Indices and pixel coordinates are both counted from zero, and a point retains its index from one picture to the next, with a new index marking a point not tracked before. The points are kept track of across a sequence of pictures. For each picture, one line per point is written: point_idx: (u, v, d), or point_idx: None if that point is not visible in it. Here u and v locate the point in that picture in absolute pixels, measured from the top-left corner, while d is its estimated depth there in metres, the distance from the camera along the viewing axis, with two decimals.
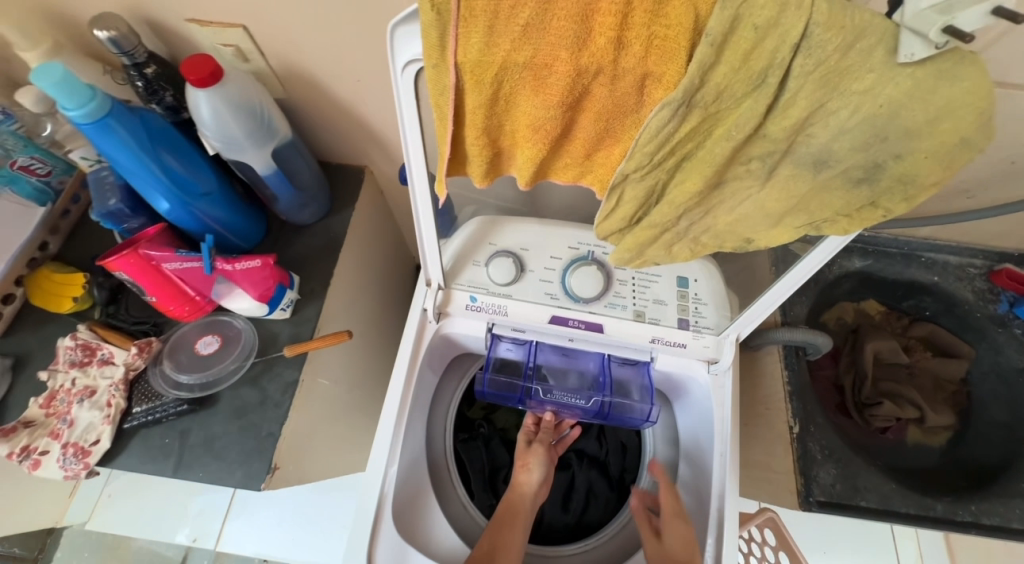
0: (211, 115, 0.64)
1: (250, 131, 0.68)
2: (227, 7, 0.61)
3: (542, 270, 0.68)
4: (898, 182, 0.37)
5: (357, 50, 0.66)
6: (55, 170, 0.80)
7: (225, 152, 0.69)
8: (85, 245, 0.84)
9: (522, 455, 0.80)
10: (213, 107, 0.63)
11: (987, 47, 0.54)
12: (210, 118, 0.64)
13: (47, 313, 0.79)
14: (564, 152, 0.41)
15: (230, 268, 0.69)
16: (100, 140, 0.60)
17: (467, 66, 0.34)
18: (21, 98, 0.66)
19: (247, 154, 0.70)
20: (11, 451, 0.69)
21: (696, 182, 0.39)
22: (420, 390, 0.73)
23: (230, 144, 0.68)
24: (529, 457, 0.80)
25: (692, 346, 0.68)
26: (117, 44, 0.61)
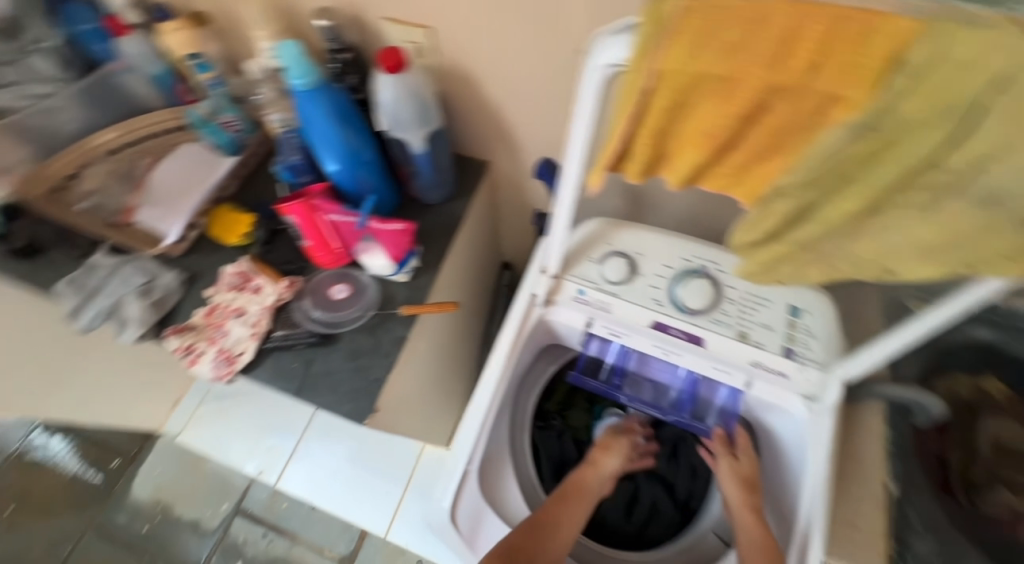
0: (389, 97, 0.75)
1: (415, 115, 0.78)
2: (424, 10, 0.73)
3: (653, 276, 0.72)
4: None
5: (520, 57, 0.74)
6: (245, 128, 0.97)
7: (389, 130, 0.80)
8: (253, 193, 0.99)
9: (603, 446, 0.82)
10: (393, 91, 0.74)
11: None
12: (388, 99, 0.75)
13: (217, 243, 0.94)
14: (724, 161, 0.46)
15: (378, 227, 0.79)
16: (309, 107, 0.74)
17: (665, 74, 0.40)
18: (250, 67, 0.82)
19: (407, 134, 0.80)
20: (179, 347, 0.83)
21: (854, 204, 0.42)
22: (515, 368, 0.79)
23: (396, 124, 0.79)
24: (609, 450, 0.82)
25: (795, 377, 0.68)
26: (331, 32, 0.75)
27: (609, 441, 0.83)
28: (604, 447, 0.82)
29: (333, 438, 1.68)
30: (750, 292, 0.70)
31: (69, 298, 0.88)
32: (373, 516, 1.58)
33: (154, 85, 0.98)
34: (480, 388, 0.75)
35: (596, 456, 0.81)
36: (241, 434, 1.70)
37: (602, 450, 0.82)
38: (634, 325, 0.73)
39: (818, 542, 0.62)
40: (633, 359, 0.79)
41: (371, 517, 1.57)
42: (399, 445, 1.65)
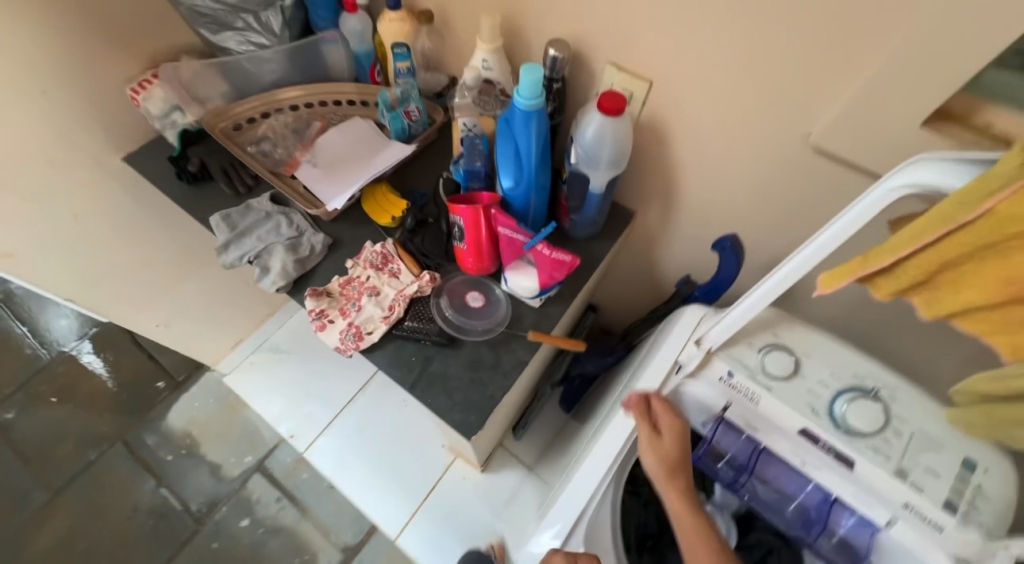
0: (593, 135, 0.77)
1: (608, 159, 0.79)
2: (654, 65, 0.74)
3: (815, 382, 0.69)
4: None
5: (730, 130, 0.75)
6: (420, 120, 1.01)
7: (576, 164, 0.82)
8: (406, 179, 1.02)
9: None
10: (600, 130, 0.76)
11: None
12: (591, 136, 0.77)
13: (363, 217, 0.96)
14: (1002, 309, 0.44)
15: (546, 253, 0.78)
16: (520, 127, 0.74)
17: (998, 214, 0.39)
18: (465, 74, 0.84)
19: (591, 172, 0.82)
20: (313, 309, 0.85)
21: None
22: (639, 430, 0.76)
23: (586, 160, 0.81)
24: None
25: (952, 535, 0.62)
26: (555, 63, 0.78)
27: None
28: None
29: (369, 427, 1.63)
30: (921, 432, 0.66)
31: (221, 232, 0.92)
32: (386, 518, 1.52)
33: (352, 59, 1.04)
34: (601, 443, 0.75)
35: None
36: (283, 394, 1.68)
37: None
38: (780, 425, 0.70)
39: None
40: (761, 461, 0.74)
41: (385, 519, 1.51)
42: (429, 454, 1.59)
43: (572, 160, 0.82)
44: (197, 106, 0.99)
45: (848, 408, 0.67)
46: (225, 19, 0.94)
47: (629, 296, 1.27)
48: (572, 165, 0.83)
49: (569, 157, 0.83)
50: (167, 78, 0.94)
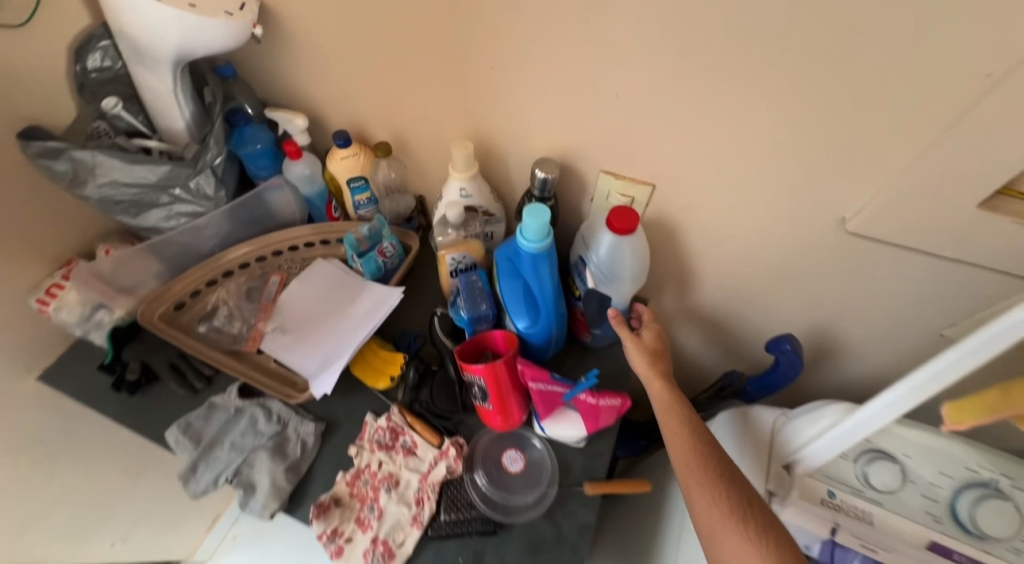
0: (610, 253, 0.70)
1: (632, 274, 0.72)
2: (654, 171, 0.68)
3: (926, 484, 0.61)
4: None
5: (750, 221, 0.68)
6: (396, 255, 0.90)
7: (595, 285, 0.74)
8: (393, 323, 0.89)
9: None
10: (618, 248, 0.69)
11: None
12: (609, 255, 0.70)
13: (355, 383, 0.82)
14: None
15: (593, 403, 0.67)
16: (532, 274, 0.65)
17: None
18: (449, 212, 0.74)
19: (615, 290, 0.73)
20: (324, 531, 0.68)
21: None
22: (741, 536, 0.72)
23: (607, 279, 0.72)
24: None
25: None
26: (545, 184, 0.70)
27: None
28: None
29: None
30: None
31: (184, 451, 0.74)
32: None
33: (303, 201, 0.92)
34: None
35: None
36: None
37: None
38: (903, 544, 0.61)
39: None
40: None
41: None
42: None
43: (589, 283, 0.74)
44: (127, 297, 0.83)
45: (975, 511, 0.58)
46: (148, 198, 0.80)
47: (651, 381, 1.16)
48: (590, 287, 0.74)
49: (585, 281, 0.74)
50: (81, 279, 0.79)
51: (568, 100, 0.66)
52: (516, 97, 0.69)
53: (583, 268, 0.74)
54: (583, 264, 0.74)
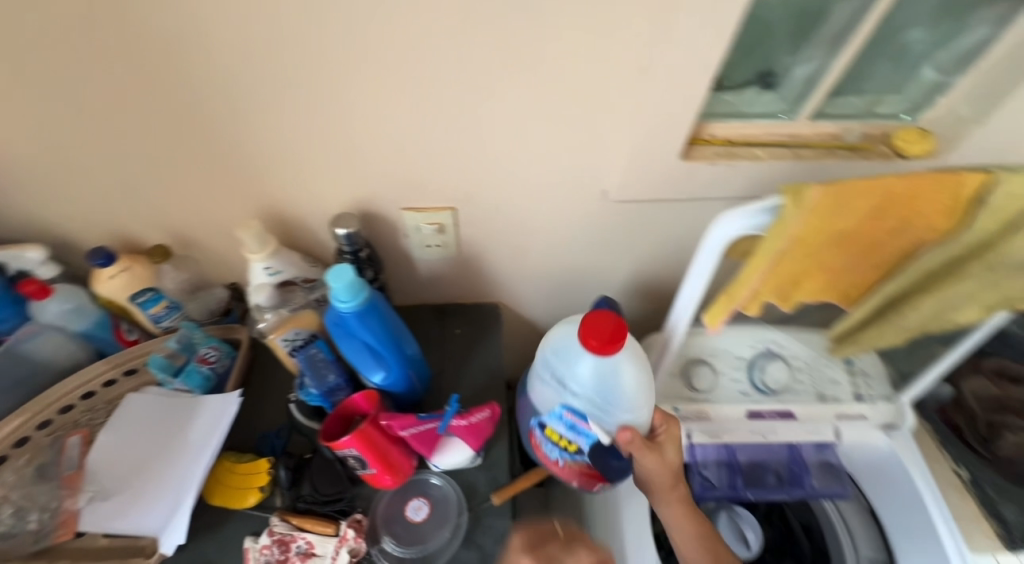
0: (615, 383, 0.64)
1: (648, 394, 0.66)
2: (446, 196, 0.73)
3: (731, 372, 0.76)
4: None
5: (540, 216, 0.78)
6: (223, 355, 0.81)
7: (611, 423, 0.66)
8: (248, 428, 0.80)
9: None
10: (618, 372, 0.64)
11: None
12: (613, 386, 0.65)
13: (220, 513, 0.72)
14: (825, 283, 0.53)
15: (464, 423, 0.69)
16: (359, 329, 0.64)
17: (801, 236, 0.46)
18: (257, 296, 0.71)
19: (638, 422, 0.66)
20: None
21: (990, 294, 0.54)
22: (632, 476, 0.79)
23: (621, 411, 0.66)
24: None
25: (871, 414, 0.77)
26: (350, 238, 0.70)
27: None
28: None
29: None
30: (812, 358, 0.77)
31: None
32: None
33: (81, 338, 0.77)
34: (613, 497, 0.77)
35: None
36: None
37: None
38: (731, 422, 0.76)
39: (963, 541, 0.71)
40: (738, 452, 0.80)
41: None
42: None
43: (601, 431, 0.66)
44: None
45: (763, 376, 0.76)
46: None
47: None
48: (605, 429, 0.66)
49: (596, 434, 0.66)
50: None
51: (338, 155, 0.67)
52: (286, 165, 0.67)
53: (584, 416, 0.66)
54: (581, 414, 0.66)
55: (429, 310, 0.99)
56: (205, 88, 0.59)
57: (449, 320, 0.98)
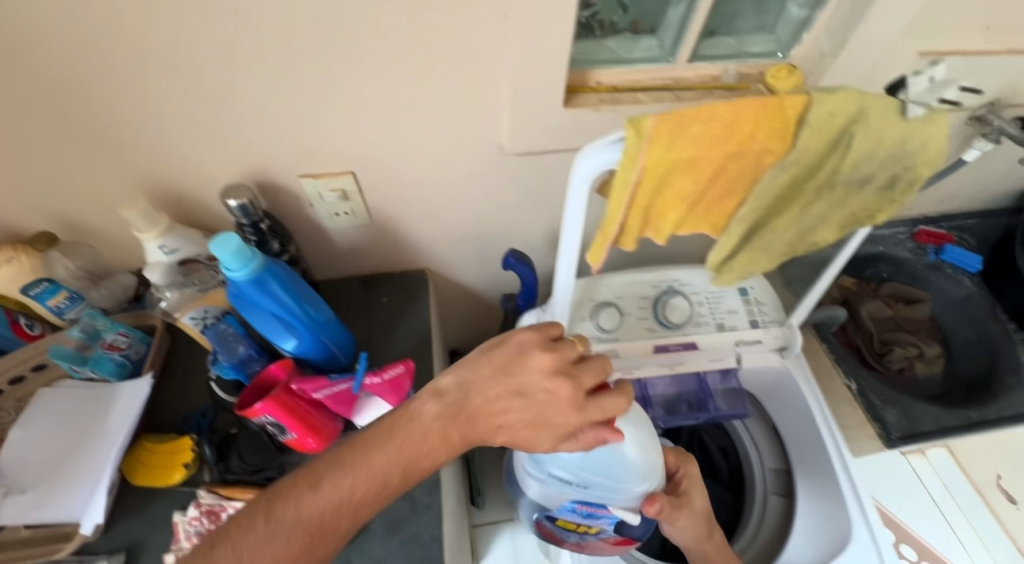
0: (618, 463, 0.67)
1: (657, 460, 0.69)
2: (342, 161, 0.73)
3: (637, 311, 0.81)
4: (896, 182, 0.56)
5: (443, 176, 0.79)
6: (134, 341, 0.79)
7: (632, 499, 0.70)
8: (173, 411, 0.81)
9: (393, 480, 0.54)
10: (619, 453, 0.67)
11: None
12: (616, 464, 0.67)
13: (147, 494, 0.73)
14: (692, 211, 0.57)
15: (377, 381, 0.72)
16: (257, 296, 0.64)
17: (649, 166, 0.49)
18: (150, 274, 0.69)
19: (656, 486, 0.70)
20: None
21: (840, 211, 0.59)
22: None
23: (637, 485, 0.69)
24: (391, 498, 0.55)
25: (767, 338, 0.83)
26: (244, 208, 0.69)
27: (474, 438, 0.58)
28: (501, 415, 0.58)
29: None
30: (709, 291, 0.83)
31: None
32: None
33: None
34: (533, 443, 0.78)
35: (517, 400, 0.57)
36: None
37: (447, 449, 0.57)
38: (640, 358, 0.81)
39: (850, 460, 0.76)
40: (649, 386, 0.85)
41: None
42: None
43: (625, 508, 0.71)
44: None
45: (666, 312, 0.81)
46: None
47: (480, 337, 1.27)
48: (626, 506, 0.70)
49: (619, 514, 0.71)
50: None
51: (220, 123, 0.65)
52: (167, 137, 0.66)
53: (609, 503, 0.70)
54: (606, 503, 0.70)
55: (356, 281, 0.99)
56: (59, 58, 0.57)
57: (376, 290, 0.99)
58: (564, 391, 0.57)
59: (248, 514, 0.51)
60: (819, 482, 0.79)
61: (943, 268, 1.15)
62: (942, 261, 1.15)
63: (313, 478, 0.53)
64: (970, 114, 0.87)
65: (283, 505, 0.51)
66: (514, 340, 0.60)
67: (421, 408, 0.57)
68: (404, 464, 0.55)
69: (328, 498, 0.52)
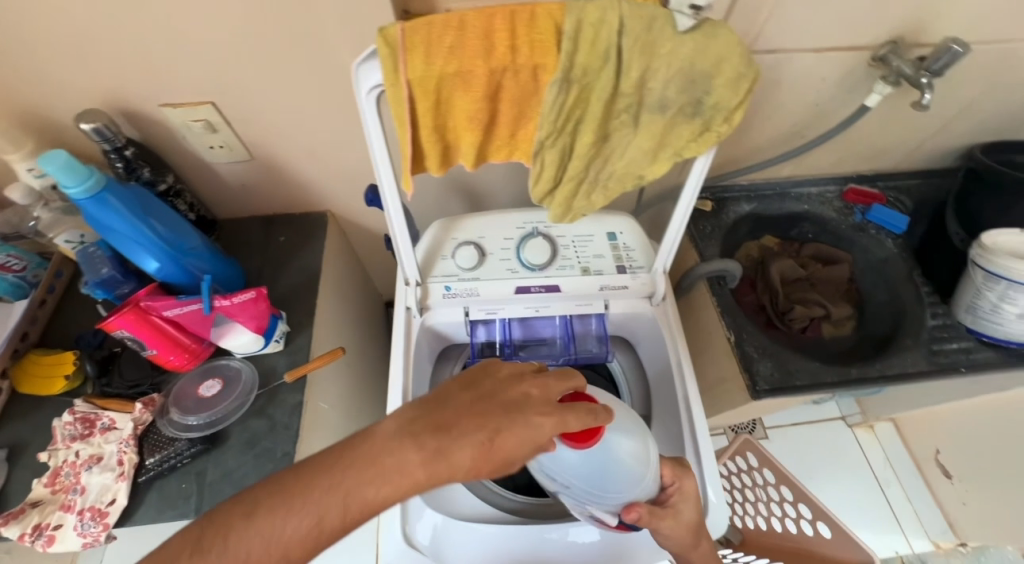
0: (612, 467, 0.62)
1: (649, 465, 0.65)
2: (198, 88, 0.75)
3: (500, 251, 0.82)
4: (698, 107, 0.54)
5: (306, 107, 0.80)
6: (30, 264, 0.85)
7: (613, 504, 0.64)
8: (67, 331, 0.86)
9: (337, 516, 0.43)
10: (615, 456, 0.63)
11: (767, 22, 0.75)
12: (609, 468, 0.62)
13: (34, 401, 0.80)
14: (493, 137, 0.56)
15: (228, 304, 0.76)
16: (103, 215, 0.68)
17: (415, 81, 0.49)
18: (10, 193, 0.73)
19: (640, 494, 0.65)
20: (23, 532, 0.69)
21: (650, 137, 0.57)
22: (420, 355, 0.84)
23: (623, 490, 0.63)
24: (333, 541, 0.44)
25: (634, 285, 0.83)
26: (100, 131, 0.71)
27: (446, 473, 0.45)
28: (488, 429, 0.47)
29: None
30: (576, 235, 0.84)
31: None
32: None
33: None
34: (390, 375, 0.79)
35: (498, 418, 0.48)
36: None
37: (412, 481, 0.44)
38: (501, 298, 0.82)
39: (697, 405, 0.77)
40: (514, 327, 0.87)
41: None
42: None
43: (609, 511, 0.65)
44: None
45: (528, 254, 0.82)
46: None
47: None
48: (606, 509, 0.64)
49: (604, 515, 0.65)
50: None
51: (63, 45, 0.67)
52: (14, 59, 0.68)
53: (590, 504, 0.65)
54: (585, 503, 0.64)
55: (256, 221, 1.01)
56: None
57: (275, 229, 1.00)
58: (541, 411, 0.50)
59: (178, 542, 0.41)
60: (670, 421, 0.82)
61: (868, 229, 1.10)
62: (868, 222, 1.10)
63: (254, 502, 0.43)
64: (872, 54, 0.81)
65: (215, 540, 0.41)
66: (493, 366, 0.54)
67: (379, 425, 0.47)
68: (350, 491, 0.43)
69: (261, 530, 0.41)
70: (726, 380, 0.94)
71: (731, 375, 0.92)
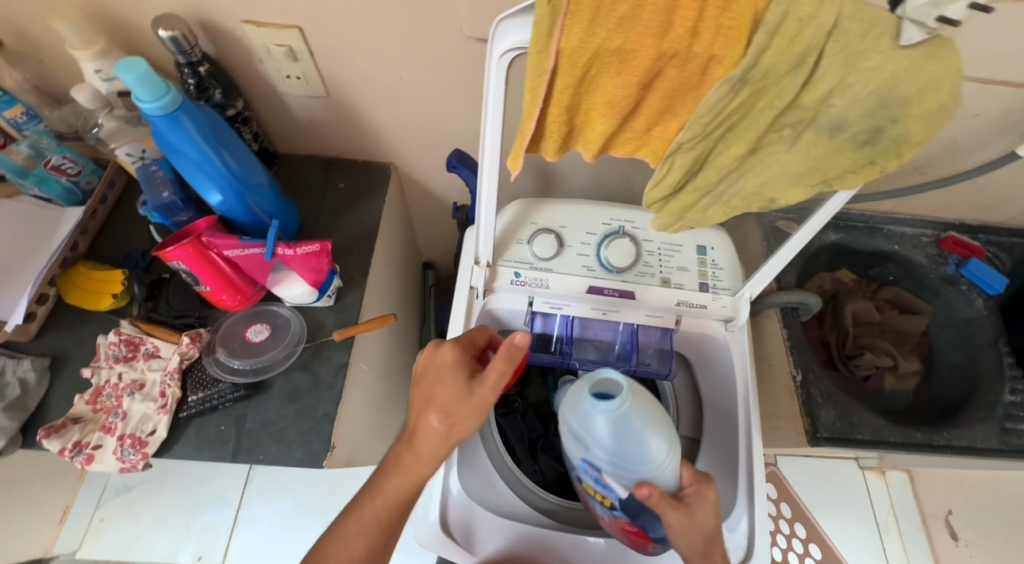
0: (631, 429, 0.57)
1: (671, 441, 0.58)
2: (288, 9, 0.67)
3: (579, 245, 0.77)
4: (880, 136, 0.47)
5: (399, 51, 0.73)
6: (85, 169, 0.81)
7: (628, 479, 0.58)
8: (116, 246, 0.83)
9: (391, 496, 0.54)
10: (637, 425, 0.57)
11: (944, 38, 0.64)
12: (629, 433, 0.57)
13: (80, 313, 0.78)
14: (627, 127, 0.49)
15: (289, 253, 0.72)
16: (172, 135, 0.63)
17: (567, 52, 0.41)
18: (76, 94, 0.68)
19: (657, 478, 0.57)
20: (63, 447, 0.68)
21: (805, 160, 0.49)
22: None
23: (640, 466, 0.57)
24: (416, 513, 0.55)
25: (712, 306, 0.77)
26: (177, 42, 0.65)
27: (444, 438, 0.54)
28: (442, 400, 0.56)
29: None
30: (663, 242, 0.78)
31: None
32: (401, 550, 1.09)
33: None
34: None
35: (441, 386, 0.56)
36: (263, 504, 1.25)
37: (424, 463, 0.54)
38: (571, 295, 0.76)
39: (755, 436, 0.74)
40: (576, 325, 0.81)
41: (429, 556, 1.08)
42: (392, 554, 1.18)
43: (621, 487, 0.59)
44: None
45: (609, 255, 0.76)
46: None
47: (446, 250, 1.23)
48: (620, 482, 0.58)
49: (615, 488, 0.59)
50: None
51: None
52: None
53: (601, 473, 0.60)
54: (597, 469, 0.60)
55: (316, 161, 0.95)
56: None
57: (335, 174, 0.94)
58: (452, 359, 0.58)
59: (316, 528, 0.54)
60: (721, 448, 0.78)
61: (959, 282, 1.01)
62: (960, 276, 1.02)
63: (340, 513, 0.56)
64: None
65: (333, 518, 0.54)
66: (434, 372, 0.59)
67: None
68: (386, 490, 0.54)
69: (378, 506, 0.54)
70: (779, 416, 0.90)
71: (787, 414, 0.87)
